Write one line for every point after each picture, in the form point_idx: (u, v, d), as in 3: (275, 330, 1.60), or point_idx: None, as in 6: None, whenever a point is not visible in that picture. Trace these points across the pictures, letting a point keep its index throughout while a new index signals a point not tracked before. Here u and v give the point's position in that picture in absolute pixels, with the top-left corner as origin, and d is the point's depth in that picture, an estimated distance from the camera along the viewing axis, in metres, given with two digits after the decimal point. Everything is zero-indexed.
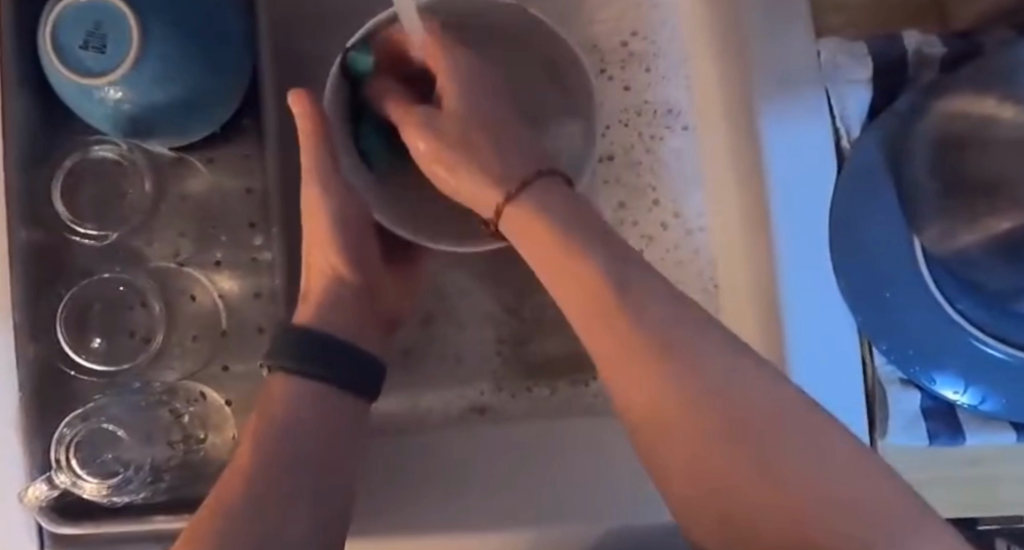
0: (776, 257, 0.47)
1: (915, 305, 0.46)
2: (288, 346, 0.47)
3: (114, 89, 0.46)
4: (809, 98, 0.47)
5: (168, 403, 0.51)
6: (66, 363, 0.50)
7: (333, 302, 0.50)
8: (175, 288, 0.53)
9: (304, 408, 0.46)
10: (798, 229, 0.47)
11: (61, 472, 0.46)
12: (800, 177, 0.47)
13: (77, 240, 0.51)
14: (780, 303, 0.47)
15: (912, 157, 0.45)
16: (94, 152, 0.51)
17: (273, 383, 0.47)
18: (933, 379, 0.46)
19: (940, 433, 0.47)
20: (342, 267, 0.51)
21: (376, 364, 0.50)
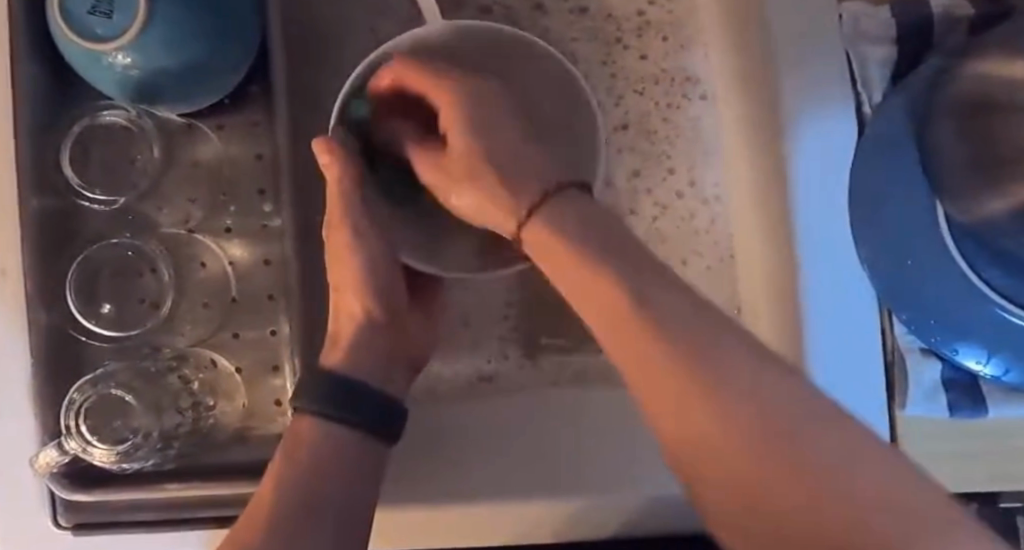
0: (796, 253, 0.46)
1: (942, 276, 0.44)
2: (316, 389, 0.47)
3: (122, 55, 0.46)
4: (833, 75, 0.46)
5: (177, 369, 0.51)
6: (77, 330, 0.50)
7: (368, 341, 0.50)
8: (186, 255, 0.53)
9: (331, 454, 0.46)
10: (820, 225, 0.46)
11: (71, 438, 0.45)
12: (822, 166, 0.46)
13: (85, 204, 0.51)
14: (801, 303, 0.46)
15: (938, 124, 0.43)
16: (103, 118, 0.50)
17: (297, 423, 0.46)
18: (956, 350, 0.46)
19: (962, 406, 0.47)
20: (370, 311, 0.50)
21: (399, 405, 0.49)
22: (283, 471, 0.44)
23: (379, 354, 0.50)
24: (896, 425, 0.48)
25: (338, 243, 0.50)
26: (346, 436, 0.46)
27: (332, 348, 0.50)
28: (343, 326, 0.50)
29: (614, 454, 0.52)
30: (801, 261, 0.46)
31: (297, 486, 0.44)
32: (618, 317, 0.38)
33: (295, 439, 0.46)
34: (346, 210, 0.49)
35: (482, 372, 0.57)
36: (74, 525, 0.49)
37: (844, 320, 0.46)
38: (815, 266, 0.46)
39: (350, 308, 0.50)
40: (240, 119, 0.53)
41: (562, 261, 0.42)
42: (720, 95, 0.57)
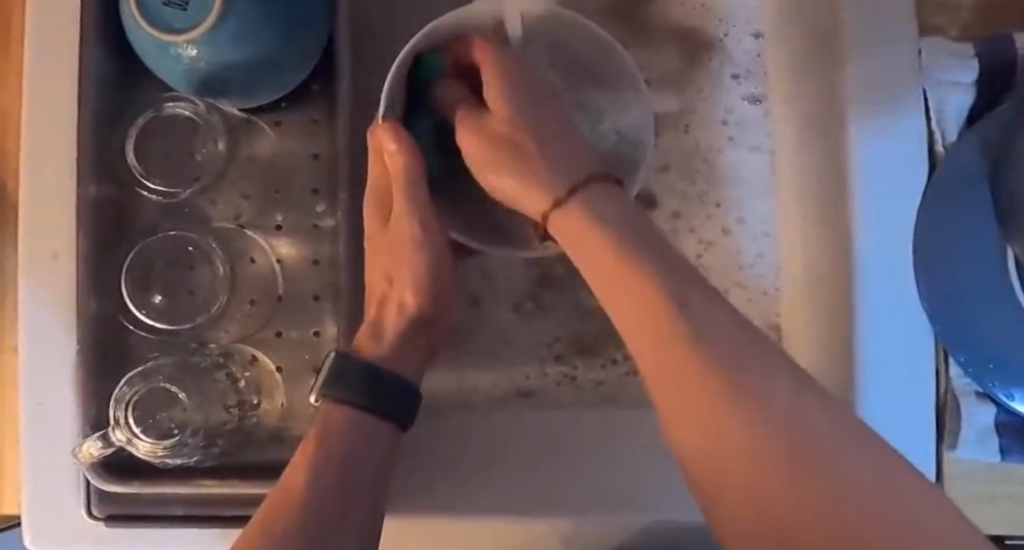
0: (854, 279, 0.45)
1: (1005, 315, 0.44)
2: (340, 378, 0.47)
3: (191, 48, 0.46)
4: (903, 104, 0.45)
5: (224, 366, 0.50)
6: (126, 318, 0.49)
7: (410, 340, 0.51)
8: (236, 250, 0.52)
9: (351, 440, 0.46)
10: (880, 253, 0.45)
11: (117, 429, 0.45)
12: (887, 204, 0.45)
13: (144, 194, 0.50)
14: (856, 331, 0.45)
15: (1012, 165, 0.43)
16: (168, 109, 0.50)
17: (328, 413, 0.46)
18: (1011, 395, 0.44)
19: (1013, 450, 0.46)
20: (420, 307, 0.51)
21: (414, 393, 0.49)
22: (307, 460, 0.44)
23: (415, 349, 0.51)
24: (944, 464, 0.47)
25: (399, 237, 0.50)
26: (372, 425, 0.47)
27: (373, 335, 0.50)
28: (384, 318, 0.51)
29: (662, 479, 0.50)
30: (858, 288, 0.45)
31: (325, 474, 0.44)
32: (644, 306, 0.38)
33: (324, 428, 0.46)
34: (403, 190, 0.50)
35: (520, 386, 0.56)
36: (106, 516, 0.48)
37: (897, 353, 0.45)
38: (871, 296, 0.45)
39: (400, 302, 0.51)
40: (300, 117, 0.53)
41: (613, 273, 0.40)
42: (769, 128, 0.56)
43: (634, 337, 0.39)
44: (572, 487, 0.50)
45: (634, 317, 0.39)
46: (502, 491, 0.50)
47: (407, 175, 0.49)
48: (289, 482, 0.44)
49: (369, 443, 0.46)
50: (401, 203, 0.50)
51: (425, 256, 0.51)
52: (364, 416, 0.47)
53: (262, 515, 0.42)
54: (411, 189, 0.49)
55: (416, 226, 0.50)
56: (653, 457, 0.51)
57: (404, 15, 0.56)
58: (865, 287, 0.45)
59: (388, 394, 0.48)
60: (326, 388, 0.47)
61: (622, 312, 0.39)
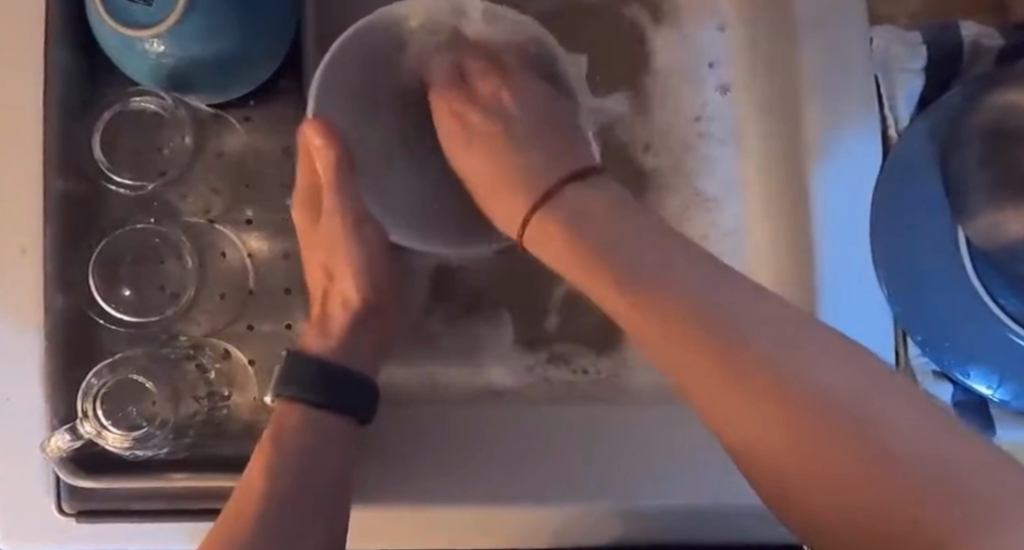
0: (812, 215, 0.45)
1: (955, 292, 0.45)
2: (291, 375, 0.47)
3: (157, 43, 0.46)
4: (858, 57, 0.46)
5: (194, 357, 0.51)
6: (94, 311, 0.50)
7: (360, 329, 0.51)
8: (205, 243, 0.52)
9: (307, 438, 0.46)
10: (839, 190, 0.45)
11: (86, 422, 0.46)
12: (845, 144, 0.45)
13: (112, 188, 0.51)
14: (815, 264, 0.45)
15: (958, 150, 0.44)
16: (134, 104, 0.51)
17: (282, 411, 0.47)
18: (968, 373, 0.45)
19: (973, 428, 0.47)
20: (362, 298, 0.52)
21: (370, 382, 0.49)
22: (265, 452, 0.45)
23: (364, 337, 0.51)
24: None
25: (327, 234, 0.50)
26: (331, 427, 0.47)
27: (321, 335, 0.50)
28: (332, 315, 0.51)
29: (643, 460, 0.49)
30: (817, 224, 0.45)
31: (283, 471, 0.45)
32: (581, 266, 0.40)
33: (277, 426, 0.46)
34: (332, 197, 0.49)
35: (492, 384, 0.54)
36: (77, 512, 0.48)
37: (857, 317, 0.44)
38: (831, 231, 0.45)
39: (342, 294, 0.51)
40: (268, 113, 0.53)
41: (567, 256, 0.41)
42: (736, 117, 0.54)
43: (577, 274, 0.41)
44: (558, 469, 0.49)
45: (565, 253, 0.41)
46: (484, 476, 0.48)
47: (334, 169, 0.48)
48: (250, 481, 0.44)
49: (327, 435, 0.47)
50: (333, 197, 0.49)
51: (358, 249, 0.51)
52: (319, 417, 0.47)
53: (229, 514, 0.43)
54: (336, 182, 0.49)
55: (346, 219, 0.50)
56: (637, 436, 0.50)
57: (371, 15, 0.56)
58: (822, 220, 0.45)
59: (345, 393, 0.48)
60: (281, 388, 0.47)
61: (556, 256, 0.42)
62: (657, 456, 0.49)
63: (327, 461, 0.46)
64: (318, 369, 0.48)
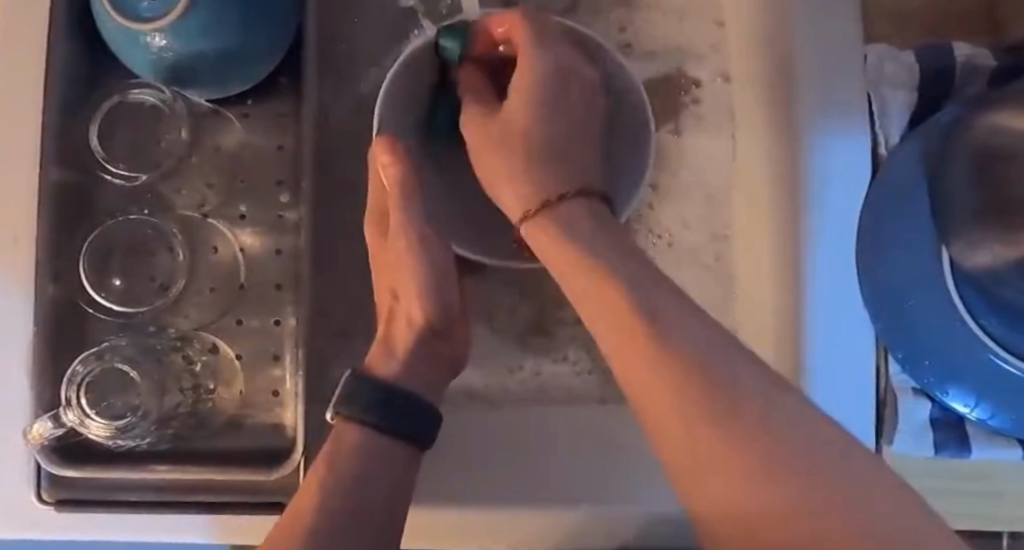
0: (803, 260, 0.47)
1: (939, 312, 0.45)
2: (354, 394, 0.45)
3: (159, 37, 0.47)
4: (854, 92, 0.47)
5: (180, 349, 0.51)
6: (84, 300, 0.50)
7: (430, 350, 0.48)
8: (199, 237, 0.53)
9: (370, 459, 0.44)
10: (830, 235, 0.47)
11: (70, 410, 0.46)
12: (836, 184, 0.47)
13: (108, 178, 0.51)
14: (804, 308, 0.47)
15: (949, 174, 0.43)
16: (133, 96, 0.51)
17: (340, 429, 0.45)
18: (946, 392, 0.46)
19: (948, 444, 0.48)
20: (427, 321, 0.48)
21: (431, 412, 0.46)
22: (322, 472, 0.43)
23: (433, 360, 0.48)
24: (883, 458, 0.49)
25: (394, 252, 0.49)
26: (388, 446, 0.44)
27: (384, 357, 0.48)
28: (398, 334, 0.49)
29: (621, 464, 0.50)
30: (806, 271, 0.47)
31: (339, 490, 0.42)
32: (600, 294, 0.38)
33: (337, 445, 0.44)
34: (402, 212, 0.48)
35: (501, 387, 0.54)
36: (56, 500, 0.48)
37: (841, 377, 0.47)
38: (821, 276, 0.47)
39: (408, 315, 0.49)
40: (266, 110, 0.54)
41: (567, 264, 0.41)
42: (733, 120, 0.55)
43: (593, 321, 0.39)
44: (527, 476, 0.49)
45: (586, 297, 0.39)
46: (452, 479, 0.49)
47: (401, 186, 0.48)
48: (305, 489, 0.42)
49: (386, 450, 0.44)
50: (400, 214, 0.48)
51: (429, 281, 0.48)
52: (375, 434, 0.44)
53: (286, 518, 0.41)
54: (407, 199, 0.48)
55: (410, 237, 0.48)
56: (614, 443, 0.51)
57: (372, 18, 0.57)
58: (813, 266, 0.47)
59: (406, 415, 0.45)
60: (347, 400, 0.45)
61: (578, 290, 0.40)
62: (643, 466, 0.49)
63: (386, 480, 0.44)
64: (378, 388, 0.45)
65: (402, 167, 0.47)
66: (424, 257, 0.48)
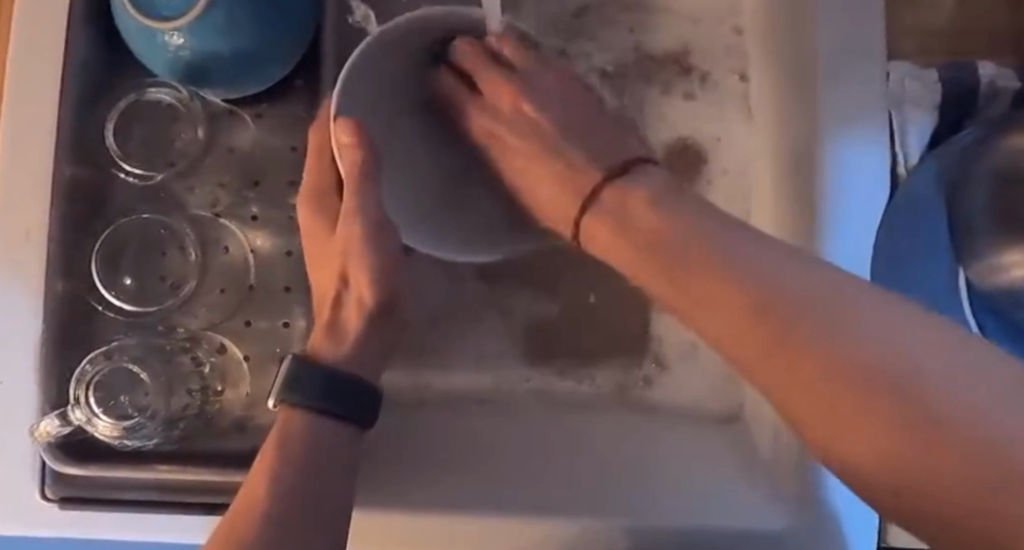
0: (818, 117, 0.44)
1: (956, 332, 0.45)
2: (302, 381, 0.41)
3: (176, 36, 0.47)
4: None
5: (189, 350, 0.51)
6: (94, 298, 0.50)
7: (377, 333, 0.45)
8: (211, 237, 0.53)
9: (323, 446, 0.41)
10: (849, 97, 0.44)
11: (78, 408, 0.46)
12: (853, 56, 0.44)
13: (121, 176, 0.51)
14: (822, 172, 0.43)
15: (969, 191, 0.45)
16: (150, 94, 0.51)
17: (285, 419, 0.41)
18: None
19: None
20: (380, 302, 0.45)
21: (371, 386, 0.43)
22: (272, 459, 0.40)
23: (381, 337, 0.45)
24: None
25: (343, 236, 0.43)
26: (331, 429, 0.41)
27: (337, 338, 0.44)
28: (348, 317, 0.45)
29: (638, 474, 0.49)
30: (822, 127, 0.43)
31: (289, 479, 0.40)
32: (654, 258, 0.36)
33: (277, 436, 0.41)
34: (362, 196, 0.43)
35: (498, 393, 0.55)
36: (60, 498, 0.48)
37: (859, 248, 0.43)
38: (841, 140, 0.43)
39: (359, 300, 0.45)
40: (280, 111, 0.53)
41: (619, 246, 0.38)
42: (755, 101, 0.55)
43: (663, 297, 0.35)
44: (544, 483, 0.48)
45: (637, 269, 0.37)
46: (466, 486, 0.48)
47: (358, 176, 0.42)
48: (253, 486, 0.40)
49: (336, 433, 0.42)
50: (355, 198, 0.42)
51: (386, 258, 0.44)
52: (321, 421, 0.41)
53: (232, 514, 0.39)
54: (365, 185, 0.42)
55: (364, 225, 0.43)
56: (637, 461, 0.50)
57: (390, 23, 0.57)
58: (828, 124, 0.43)
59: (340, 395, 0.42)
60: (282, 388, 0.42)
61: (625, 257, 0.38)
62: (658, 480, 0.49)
63: (339, 463, 0.41)
64: (307, 373, 0.41)
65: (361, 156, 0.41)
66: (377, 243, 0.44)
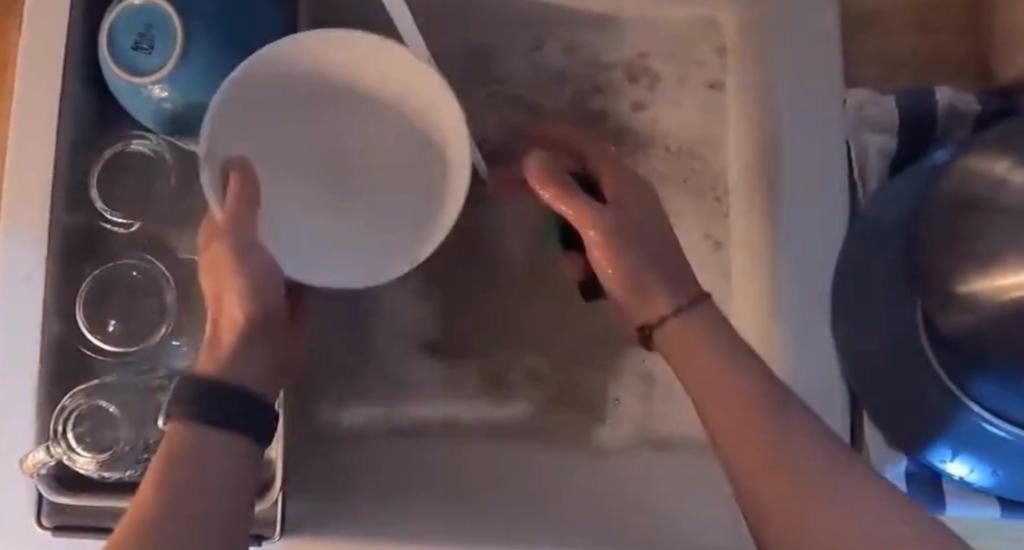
0: (780, 250, 0.49)
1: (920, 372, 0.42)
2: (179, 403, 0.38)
3: (158, 88, 0.50)
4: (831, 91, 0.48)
5: (166, 387, 0.51)
6: (82, 344, 0.52)
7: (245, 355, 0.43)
8: (192, 279, 0.55)
9: (216, 480, 0.37)
10: (805, 231, 0.48)
11: (57, 443, 0.47)
12: (804, 184, 0.48)
13: (108, 227, 0.54)
14: (781, 309, 0.49)
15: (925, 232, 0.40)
16: (131, 145, 0.54)
17: (173, 439, 0.38)
18: (925, 448, 0.45)
19: (923, 501, 0.49)
20: (248, 319, 0.43)
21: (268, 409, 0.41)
22: (167, 465, 0.36)
23: (257, 364, 0.43)
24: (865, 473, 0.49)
25: (214, 262, 0.43)
26: (225, 445, 0.38)
27: (213, 334, 0.43)
28: (219, 336, 0.43)
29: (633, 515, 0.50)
30: (782, 266, 0.49)
31: (185, 501, 0.35)
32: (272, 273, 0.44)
33: (172, 450, 0.37)
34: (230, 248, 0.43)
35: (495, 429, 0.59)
36: (54, 525, 0.50)
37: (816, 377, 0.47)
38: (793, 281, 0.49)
39: (232, 316, 0.43)
40: None
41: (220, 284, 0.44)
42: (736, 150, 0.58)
43: (214, 282, 0.44)
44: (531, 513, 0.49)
45: (217, 268, 0.43)
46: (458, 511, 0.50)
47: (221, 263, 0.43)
48: (143, 492, 0.36)
49: (231, 466, 0.38)
50: (220, 246, 0.43)
51: (248, 281, 0.43)
52: (215, 434, 0.38)
53: (126, 518, 0.35)
54: (235, 217, 0.43)
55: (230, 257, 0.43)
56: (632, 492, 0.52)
57: None
58: (783, 256, 0.49)
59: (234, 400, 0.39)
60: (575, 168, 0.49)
61: (222, 288, 0.43)
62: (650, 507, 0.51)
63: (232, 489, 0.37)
64: (196, 383, 0.39)
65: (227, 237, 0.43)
66: (248, 276, 0.43)
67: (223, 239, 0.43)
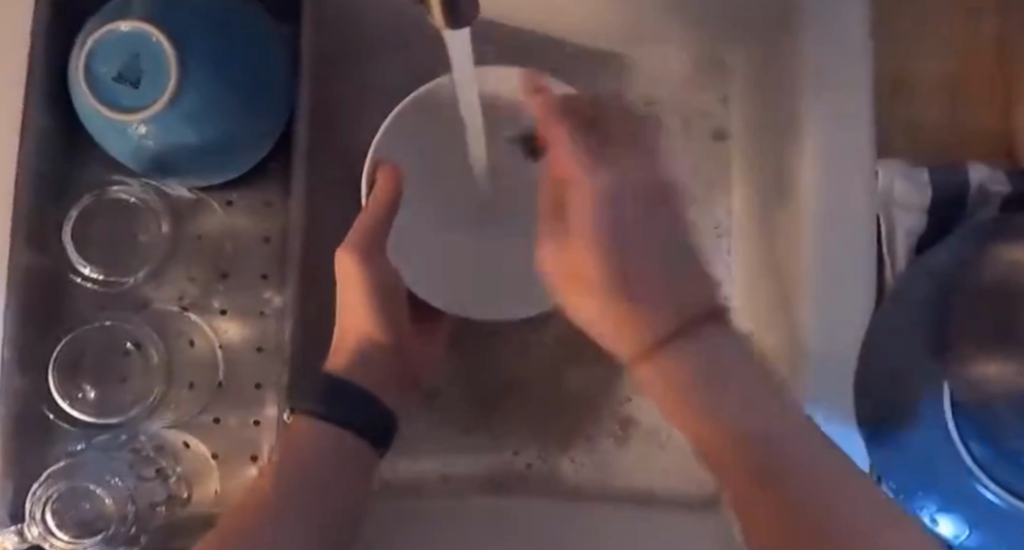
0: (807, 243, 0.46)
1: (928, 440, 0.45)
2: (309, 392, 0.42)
3: (143, 126, 0.44)
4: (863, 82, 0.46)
5: (155, 460, 0.48)
6: (50, 407, 0.47)
7: (381, 362, 0.45)
8: (172, 332, 0.51)
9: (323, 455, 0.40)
10: (827, 243, 0.46)
11: (33, 524, 0.42)
12: (835, 176, 0.46)
13: (78, 280, 0.49)
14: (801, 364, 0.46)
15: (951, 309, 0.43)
16: (111, 192, 0.49)
17: (293, 425, 0.40)
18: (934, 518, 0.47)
19: None
20: (378, 337, 0.45)
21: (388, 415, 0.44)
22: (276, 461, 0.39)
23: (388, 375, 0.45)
24: None
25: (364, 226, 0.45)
26: (345, 447, 0.41)
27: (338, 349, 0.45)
28: (345, 345, 0.45)
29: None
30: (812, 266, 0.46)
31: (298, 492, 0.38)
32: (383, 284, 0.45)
33: (289, 441, 0.40)
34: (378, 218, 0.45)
35: (493, 476, 0.57)
36: None
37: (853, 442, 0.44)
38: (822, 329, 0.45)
39: (354, 336, 0.45)
40: (252, 197, 0.52)
41: (355, 309, 0.45)
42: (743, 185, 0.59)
43: (347, 311, 0.45)
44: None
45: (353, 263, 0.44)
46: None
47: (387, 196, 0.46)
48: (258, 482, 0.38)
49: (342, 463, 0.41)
50: (358, 287, 0.44)
51: (377, 296, 0.45)
52: (327, 425, 0.41)
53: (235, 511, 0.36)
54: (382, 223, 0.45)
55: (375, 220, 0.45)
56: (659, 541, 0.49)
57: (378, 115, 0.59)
58: (814, 263, 0.46)
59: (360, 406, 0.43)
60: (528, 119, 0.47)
61: (353, 316, 0.45)
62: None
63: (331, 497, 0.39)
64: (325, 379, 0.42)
65: (378, 213, 0.45)
66: (372, 286, 0.45)
67: (357, 247, 0.44)
